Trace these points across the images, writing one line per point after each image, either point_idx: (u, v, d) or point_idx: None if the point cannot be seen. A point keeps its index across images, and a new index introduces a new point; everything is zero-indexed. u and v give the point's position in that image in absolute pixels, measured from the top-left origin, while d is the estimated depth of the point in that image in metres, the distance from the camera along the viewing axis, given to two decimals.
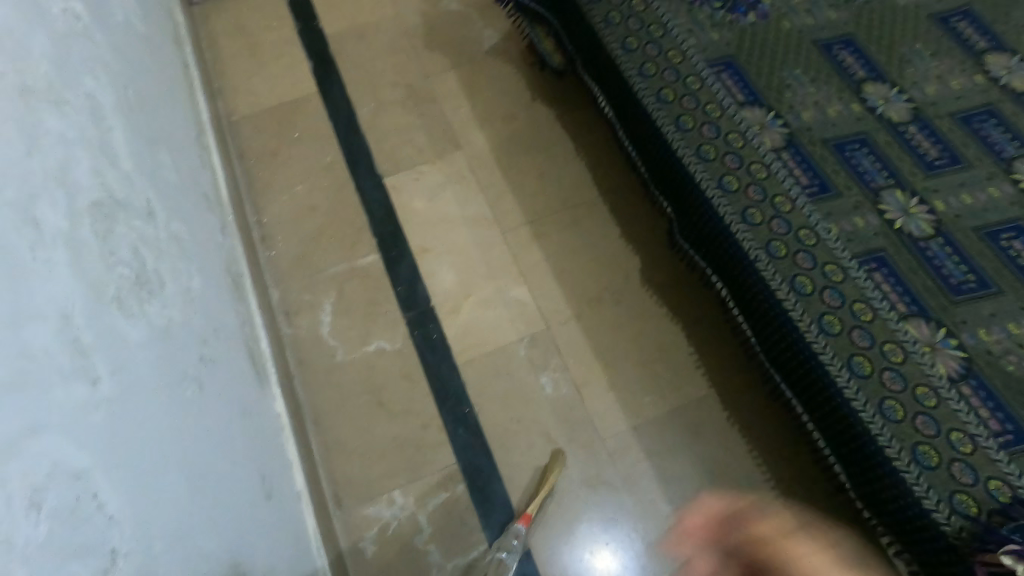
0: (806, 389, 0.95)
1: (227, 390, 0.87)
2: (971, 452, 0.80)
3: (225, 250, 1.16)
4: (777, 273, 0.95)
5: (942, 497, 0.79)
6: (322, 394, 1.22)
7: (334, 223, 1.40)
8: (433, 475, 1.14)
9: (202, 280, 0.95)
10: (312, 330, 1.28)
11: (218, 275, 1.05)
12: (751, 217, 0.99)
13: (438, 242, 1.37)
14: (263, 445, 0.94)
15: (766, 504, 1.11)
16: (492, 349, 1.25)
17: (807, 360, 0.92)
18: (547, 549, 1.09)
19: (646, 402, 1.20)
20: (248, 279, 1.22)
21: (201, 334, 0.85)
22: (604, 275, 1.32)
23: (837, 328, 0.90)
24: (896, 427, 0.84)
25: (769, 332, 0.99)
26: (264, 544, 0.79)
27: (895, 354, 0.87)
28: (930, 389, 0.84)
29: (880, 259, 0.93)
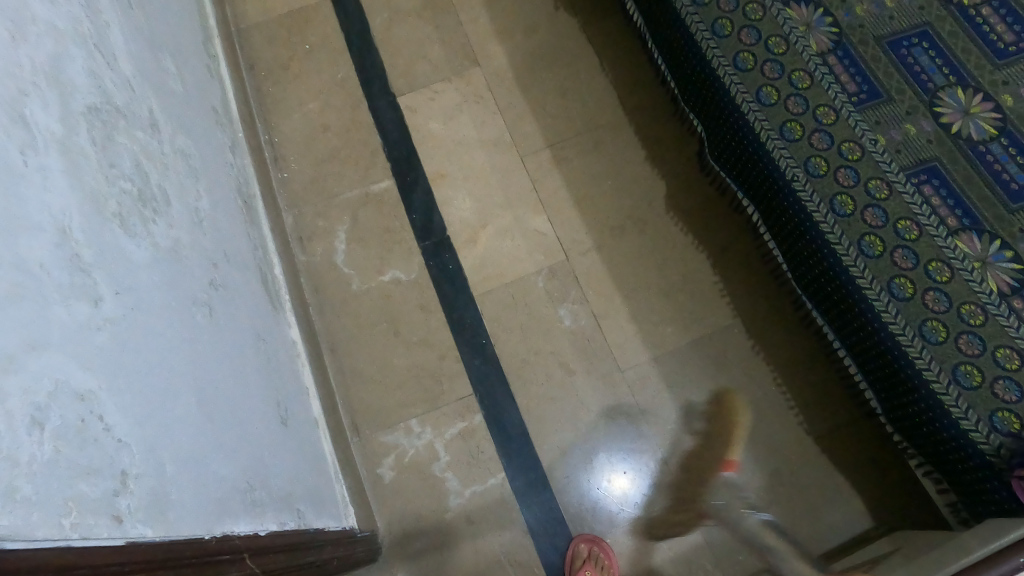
0: (837, 310, 0.91)
1: (239, 314, 0.85)
2: (1017, 367, 0.77)
3: (235, 169, 1.12)
4: (814, 191, 0.89)
5: (980, 417, 0.76)
6: (338, 321, 1.20)
7: (347, 145, 1.34)
8: (451, 406, 1.13)
9: (213, 205, 0.91)
10: (327, 256, 1.25)
11: (228, 196, 1.01)
12: (789, 131, 0.92)
13: (455, 167, 1.32)
14: (279, 374, 0.92)
15: (783, 439, 1.09)
16: (510, 279, 1.22)
17: (841, 282, 0.87)
18: (565, 477, 1.08)
19: (669, 334, 1.17)
20: (260, 201, 1.18)
21: (211, 258, 0.82)
22: (628, 202, 1.27)
23: (879, 250, 0.85)
24: (936, 349, 0.80)
25: (801, 253, 0.94)
26: (282, 464, 0.80)
27: (941, 272, 0.82)
28: (977, 307, 0.80)
29: (931, 169, 0.87)
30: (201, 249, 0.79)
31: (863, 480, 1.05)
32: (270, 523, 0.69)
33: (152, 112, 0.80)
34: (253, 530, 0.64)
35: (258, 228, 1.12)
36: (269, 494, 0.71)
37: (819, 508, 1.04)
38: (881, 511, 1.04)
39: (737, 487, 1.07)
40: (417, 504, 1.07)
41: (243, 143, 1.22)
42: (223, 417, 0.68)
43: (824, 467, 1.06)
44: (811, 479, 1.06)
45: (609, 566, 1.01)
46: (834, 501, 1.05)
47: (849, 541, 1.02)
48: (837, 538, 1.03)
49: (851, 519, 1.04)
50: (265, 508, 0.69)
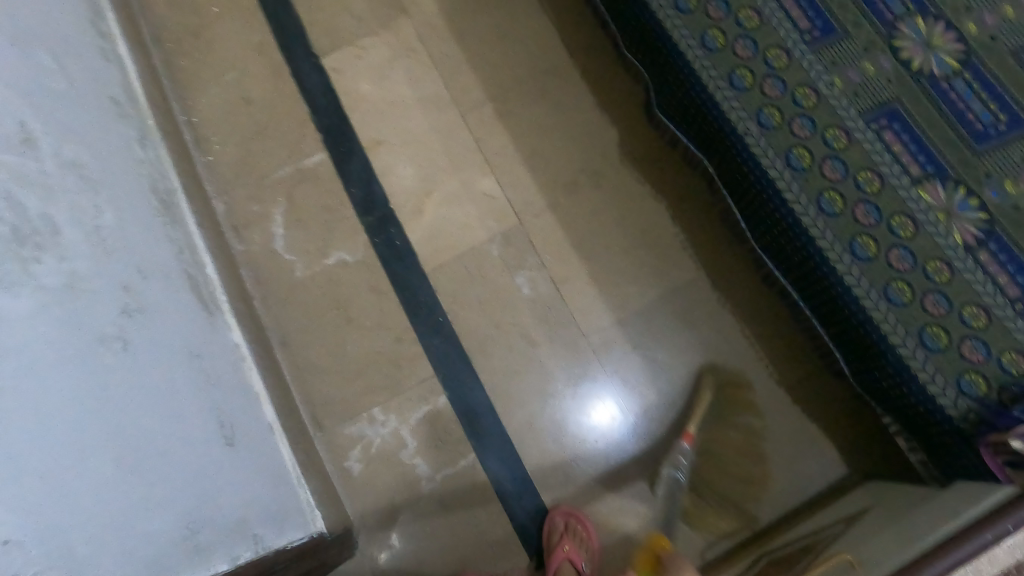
0: (801, 269, 0.89)
1: (169, 335, 0.80)
2: (985, 326, 0.76)
3: (148, 163, 1.02)
4: (770, 148, 0.85)
5: (948, 380, 0.76)
6: (287, 312, 1.13)
7: (273, 119, 1.23)
8: (414, 390, 1.09)
9: (123, 215, 0.84)
10: (266, 243, 1.17)
11: (137, 197, 0.92)
12: (739, 79, 0.86)
13: (392, 133, 1.22)
14: (219, 384, 0.87)
15: (754, 389, 1.07)
16: (463, 250, 1.16)
17: (804, 243, 0.85)
18: (536, 451, 1.06)
19: (632, 293, 1.13)
20: (183, 193, 1.09)
21: (121, 273, 0.76)
22: (580, 155, 1.19)
23: (839, 206, 0.82)
24: (902, 310, 0.79)
25: (761, 212, 0.91)
26: (235, 491, 0.77)
27: (904, 227, 0.80)
28: (943, 263, 0.78)
29: (891, 113, 0.82)
30: (107, 266, 0.74)
31: (836, 424, 1.05)
32: (217, 563, 0.71)
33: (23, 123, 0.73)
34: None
35: (183, 226, 1.04)
36: (217, 532, 0.72)
37: (794, 457, 1.04)
38: (857, 450, 1.04)
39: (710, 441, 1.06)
40: (390, 493, 1.05)
41: (156, 130, 1.11)
42: (152, 461, 0.67)
43: (795, 415, 1.06)
44: (782, 427, 1.05)
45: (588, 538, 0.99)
46: (805, 448, 1.04)
47: (824, 488, 1.03)
48: (813, 484, 1.03)
49: (827, 464, 1.04)
50: (210, 549, 0.71)
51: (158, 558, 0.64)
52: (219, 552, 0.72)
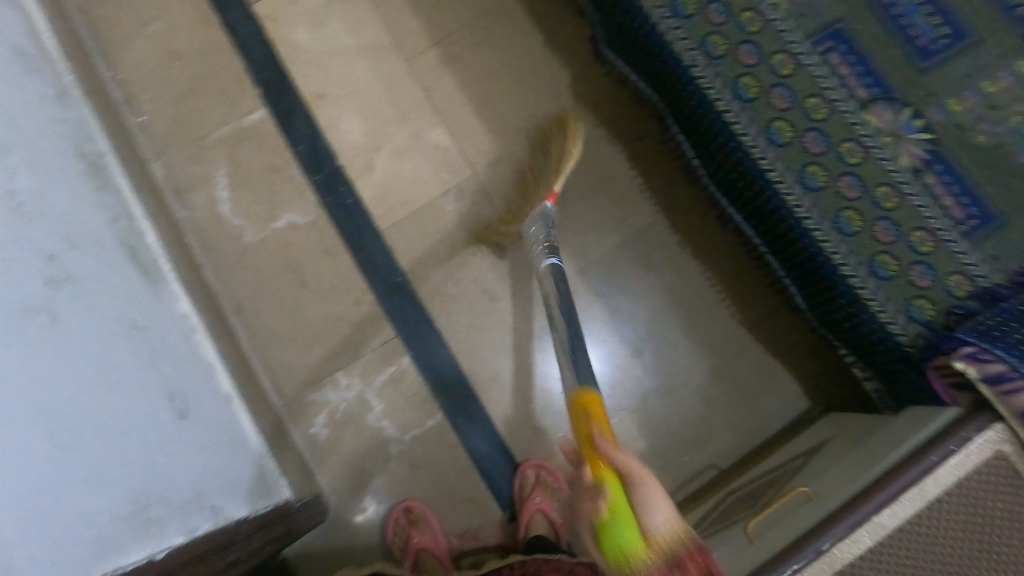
0: (754, 205, 0.91)
1: (109, 311, 0.80)
2: (931, 251, 0.76)
3: (70, 123, 0.94)
4: (720, 81, 0.85)
5: (898, 306, 0.77)
6: (239, 279, 1.08)
7: (205, 72, 1.15)
8: (377, 353, 1.07)
9: (53, 187, 0.82)
10: (211, 208, 1.11)
11: (58, 162, 0.86)
12: (683, 8, 0.86)
13: (335, 85, 1.16)
14: (166, 354, 0.87)
15: (717, 331, 1.08)
16: (417, 207, 1.12)
17: (756, 177, 0.87)
18: (503, 405, 1.06)
19: (591, 241, 1.11)
20: (112, 154, 1.00)
21: (45, 250, 0.75)
22: (531, 101, 1.15)
23: (788, 135, 0.82)
24: (852, 238, 0.80)
25: (713, 150, 0.93)
26: (183, 466, 0.79)
27: (852, 152, 0.80)
28: (891, 188, 0.78)
29: (837, 34, 0.81)
30: (27, 245, 0.73)
31: (796, 361, 1.07)
32: (173, 536, 0.74)
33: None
34: (148, 556, 0.70)
35: (114, 190, 0.97)
36: (171, 506, 0.75)
37: (757, 394, 1.06)
38: (818, 387, 1.06)
39: (676, 384, 1.06)
40: (358, 456, 1.04)
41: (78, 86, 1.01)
42: (93, 439, 0.69)
43: (758, 354, 1.07)
44: (745, 368, 1.07)
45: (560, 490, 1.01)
46: (768, 384, 1.06)
47: (786, 423, 1.05)
48: (776, 421, 1.05)
49: (789, 400, 1.06)
50: (166, 523, 0.73)
51: (111, 537, 0.67)
52: (176, 525, 0.74)
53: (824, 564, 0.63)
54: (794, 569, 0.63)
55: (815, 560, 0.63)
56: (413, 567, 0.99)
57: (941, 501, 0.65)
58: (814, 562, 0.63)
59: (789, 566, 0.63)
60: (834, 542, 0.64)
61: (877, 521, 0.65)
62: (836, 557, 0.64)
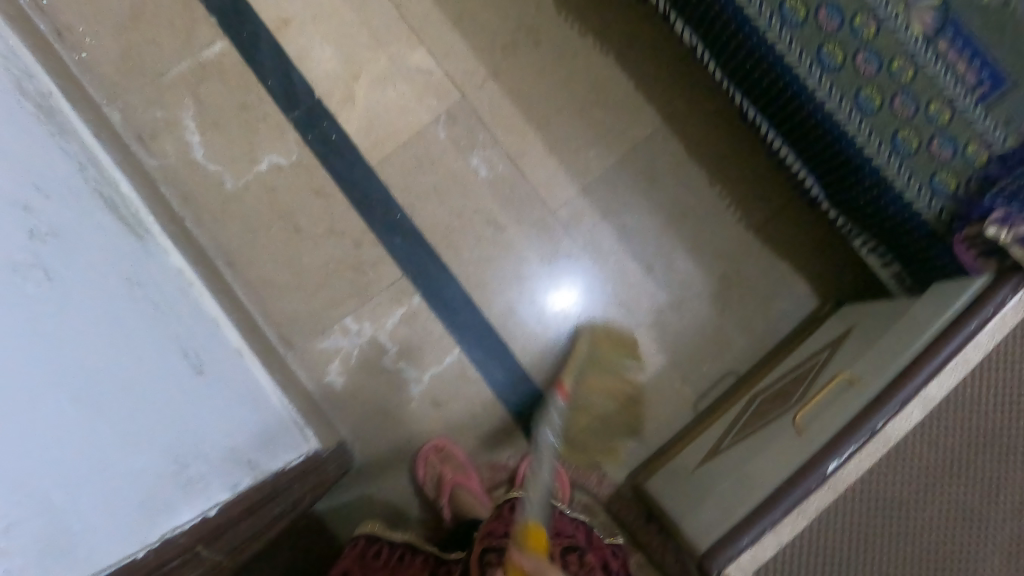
0: (766, 94, 0.90)
1: (104, 267, 0.74)
2: (949, 122, 0.73)
3: (4, 58, 0.81)
4: None
5: (921, 183, 0.78)
6: (225, 230, 1.01)
7: (150, 4, 1.03)
8: (384, 293, 1.03)
9: (17, 133, 0.73)
10: (181, 154, 1.01)
11: (8, 103, 0.75)
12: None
13: (299, 8, 1.05)
14: (169, 310, 0.81)
15: (727, 240, 1.08)
16: (407, 136, 1.06)
17: (772, 64, 0.84)
18: (520, 334, 1.05)
19: (592, 158, 1.08)
20: (63, 98, 0.90)
21: (18, 200, 0.65)
22: (516, 12, 1.07)
23: (801, 14, 0.77)
24: (872, 116, 0.79)
25: (722, 41, 0.90)
26: (213, 422, 0.75)
27: (867, 26, 0.73)
28: (907, 61, 0.73)
29: None
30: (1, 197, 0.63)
31: (806, 263, 1.07)
32: (219, 494, 0.72)
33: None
34: (199, 515, 0.68)
35: (75, 136, 0.87)
36: (211, 464, 0.72)
37: (769, 296, 1.07)
38: (828, 286, 1.07)
39: (690, 297, 1.07)
40: (378, 401, 1.02)
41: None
42: (123, 399, 0.64)
43: (767, 258, 1.07)
44: (756, 274, 1.07)
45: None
46: (779, 285, 1.07)
47: (798, 321, 1.07)
48: (789, 322, 1.07)
49: (801, 302, 1.07)
50: (208, 481, 0.71)
51: (161, 496, 0.64)
52: (219, 482, 0.72)
53: (878, 442, 0.67)
54: (852, 452, 0.67)
55: (870, 441, 0.67)
56: (450, 502, 0.99)
57: (983, 366, 0.68)
58: (869, 442, 0.67)
59: (846, 450, 0.66)
60: (886, 420, 0.67)
61: (925, 395, 0.67)
62: (889, 434, 0.67)
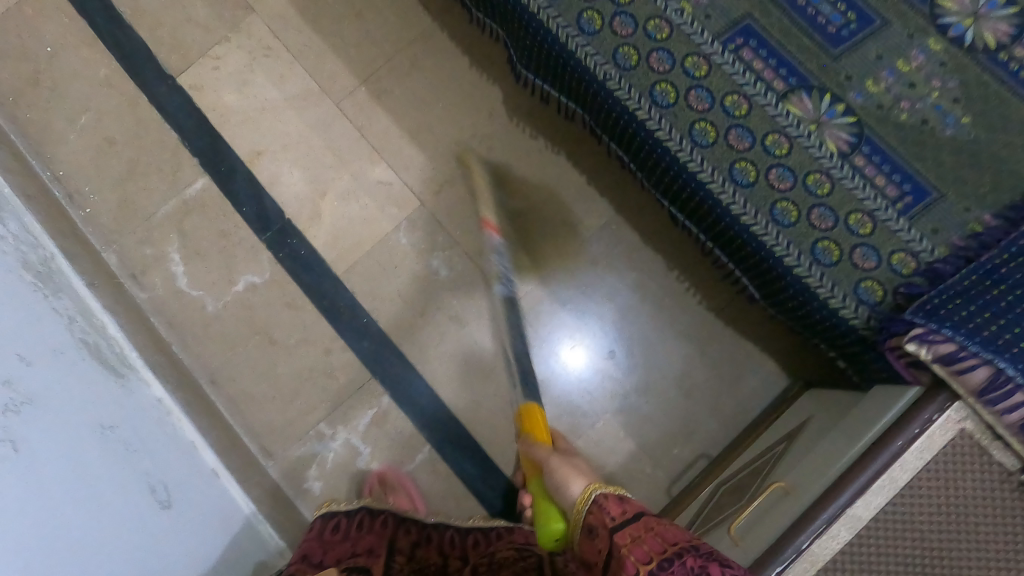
0: (684, 205, 0.86)
1: (83, 414, 0.81)
2: (871, 231, 0.75)
3: (13, 236, 0.94)
4: (635, 87, 0.78)
5: (846, 291, 0.75)
6: (208, 350, 1.09)
7: (141, 155, 1.15)
8: (356, 397, 1.08)
9: (11, 298, 0.83)
10: (169, 285, 1.11)
11: (8, 276, 0.86)
12: (589, 23, 0.78)
13: (270, 139, 1.15)
14: (142, 447, 0.87)
15: (689, 319, 1.08)
16: (371, 244, 1.11)
17: (685, 180, 0.80)
18: (488, 430, 1.07)
19: (549, 251, 1.10)
20: (64, 258, 1.02)
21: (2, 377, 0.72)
22: (469, 120, 1.13)
23: (712, 136, 0.78)
24: (791, 231, 0.76)
25: (637, 156, 0.87)
26: (179, 555, 0.81)
27: (779, 145, 0.77)
28: (822, 176, 0.77)
29: (745, 30, 0.80)
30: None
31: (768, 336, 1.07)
32: None
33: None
34: None
35: (72, 293, 0.98)
36: None
37: (731, 376, 1.07)
38: (794, 360, 1.07)
39: (656, 379, 1.07)
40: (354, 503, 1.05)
41: (14, 199, 1.02)
42: (87, 557, 0.70)
43: (730, 335, 1.08)
44: (719, 352, 1.07)
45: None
46: (738, 363, 1.07)
47: (766, 398, 1.06)
48: (756, 401, 1.06)
49: (767, 379, 1.07)
50: None
51: None
52: None
53: (806, 562, 0.63)
54: (778, 572, 0.62)
55: (796, 560, 0.62)
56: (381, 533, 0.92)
57: (913, 484, 0.64)
58: (795, 562, 0.62)
59: (772, 570, 0.62)
60: (812, 540, 0.63)
61: (851, 514, 0.63)
62: (815, 554, 0.63)
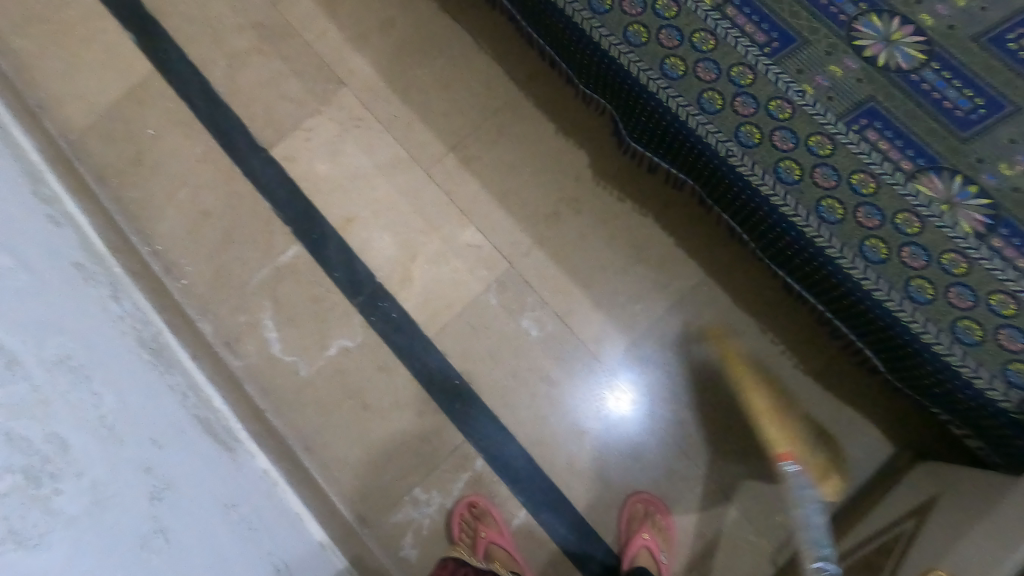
0: (805, 279, 0.86)
1: (211, 490, 0.83)
2: (1016, 313, 0.71)
3: (130, 314, 0.99)
4: (759, 163, 0.79)
5: (993, 372, 0.71)
6: (302, 415, 1.10)
7: (236, 224, 1.18)
8: (452, 460, 1.07)
9: (139, 380, 0.87)
10: (262, 352, 1.13)
11: (130, 356, 0.90)
12: (709, 103, 0.81)
13: (360, 207, 1.18)
14: (260, 524, 0.88)
15: (785, 379, 1.08)
16: (461, 307, 1.13)
17: (811, 254, 0.79)
18: (586, 494, 1.06)
19: (640, 311, 1.11)
20: (170, 332, 1.05)
21: (141, 462, 0.75)
22: (555, 186, 1.16)
23: (840, 213, 0.77)
24: (929, 309, 0.73)
25: (755, 231, 0.88)
26: None
27: (910, 224, 0.75)
28: (958, 254, 0.73)
29: (870, 111, 0.79)
30: (125, 463, 0.73)
31: (868, 398, 1.05)
32: None
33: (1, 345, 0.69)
34: None
35: (180, 367, 1.01)
36: None
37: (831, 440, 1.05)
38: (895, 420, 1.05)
39: (753, 443, 1.06)
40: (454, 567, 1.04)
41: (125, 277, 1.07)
42: None
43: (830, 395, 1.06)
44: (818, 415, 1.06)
45: (667, 525, 1.03)
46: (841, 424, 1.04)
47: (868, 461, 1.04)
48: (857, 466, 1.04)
49: (868, 441, 1.04)
50: None
51: None
52: None
53: None
54: None
55: None
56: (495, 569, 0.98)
57: None
58: None
59: None
60: None
61: None
62: None
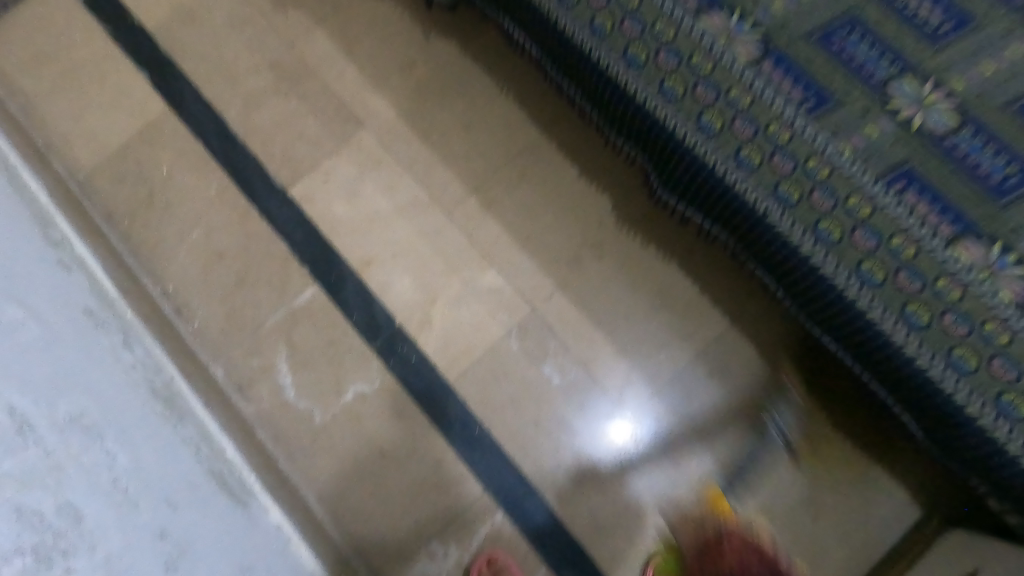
0: (842, 337, 0.85)
1: (223, 553, 0.79)
2: None
3: (143, 363, 0.95)
4: (800, 221, 0.78)
5: None
6: (315, 462, 1.07)
7: (251, 265, 1.16)
8: (469, 512, 1.04)
9: (152, 436, 0.83)
10: (276, 397, 1.10)
11: (143, 409, 0.85)
12: (747, 159, 0.79)
13: (378, 249, 1.16)
14: None
15: (812, 431, 1.05)
16: (481, 352, 1.10)
17: (854, 313, 0.78)
18: (608, 550, 1.02)
19: (664, 358, 1.09)
20: (182, 378, 1.01)
21: (156, 528, 0.71)
22: (577, 229, 1.14)
23: (882, 275, 0.74)
24: (973, 379, 0.71)
25: (793, 286, 0.87)
26: None
27: (952, 290, 0.70)
28: (1001, 324, 0.68)
29: (907, 172, 0.71)
30: (138, 532, 0.68)
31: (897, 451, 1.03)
32: None
33: (13, 408, 0.63)
34: None
35: (193, 418, 0.97)
36: None
37: (860, 495, 1.02)
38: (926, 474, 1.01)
39: (779, 498, 1.03)
40: None
41: (135, 322, 1.03)
42: None
43: (858, 447, 1.03)
44: (845, 469, 1.03)
45: None
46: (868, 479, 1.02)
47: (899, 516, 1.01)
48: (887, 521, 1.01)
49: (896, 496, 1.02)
50: None
51: None
52: None
53: None
54: None
55: None
56: None
57: None
58: None
59: None
60: None
61: None
62: None
